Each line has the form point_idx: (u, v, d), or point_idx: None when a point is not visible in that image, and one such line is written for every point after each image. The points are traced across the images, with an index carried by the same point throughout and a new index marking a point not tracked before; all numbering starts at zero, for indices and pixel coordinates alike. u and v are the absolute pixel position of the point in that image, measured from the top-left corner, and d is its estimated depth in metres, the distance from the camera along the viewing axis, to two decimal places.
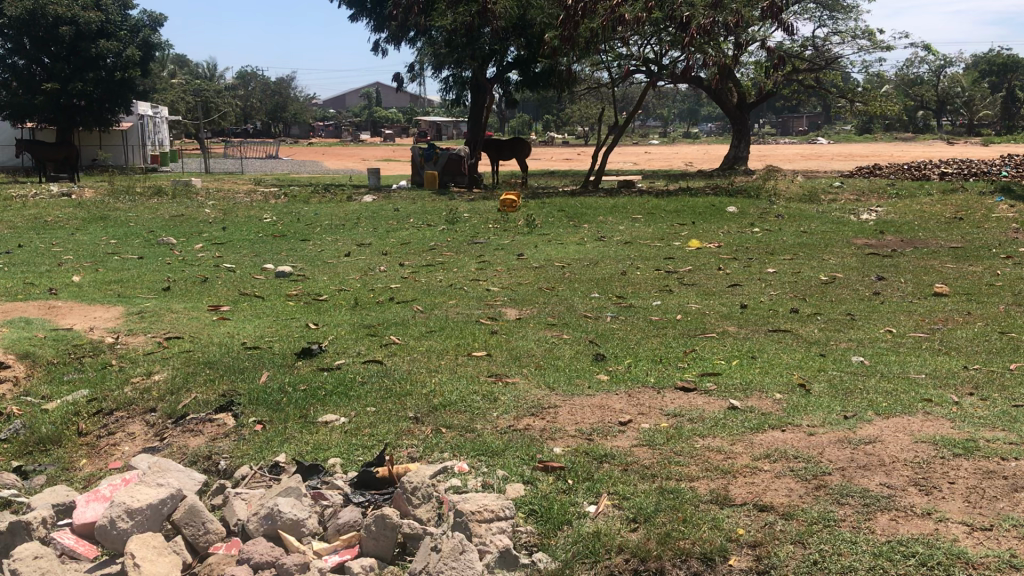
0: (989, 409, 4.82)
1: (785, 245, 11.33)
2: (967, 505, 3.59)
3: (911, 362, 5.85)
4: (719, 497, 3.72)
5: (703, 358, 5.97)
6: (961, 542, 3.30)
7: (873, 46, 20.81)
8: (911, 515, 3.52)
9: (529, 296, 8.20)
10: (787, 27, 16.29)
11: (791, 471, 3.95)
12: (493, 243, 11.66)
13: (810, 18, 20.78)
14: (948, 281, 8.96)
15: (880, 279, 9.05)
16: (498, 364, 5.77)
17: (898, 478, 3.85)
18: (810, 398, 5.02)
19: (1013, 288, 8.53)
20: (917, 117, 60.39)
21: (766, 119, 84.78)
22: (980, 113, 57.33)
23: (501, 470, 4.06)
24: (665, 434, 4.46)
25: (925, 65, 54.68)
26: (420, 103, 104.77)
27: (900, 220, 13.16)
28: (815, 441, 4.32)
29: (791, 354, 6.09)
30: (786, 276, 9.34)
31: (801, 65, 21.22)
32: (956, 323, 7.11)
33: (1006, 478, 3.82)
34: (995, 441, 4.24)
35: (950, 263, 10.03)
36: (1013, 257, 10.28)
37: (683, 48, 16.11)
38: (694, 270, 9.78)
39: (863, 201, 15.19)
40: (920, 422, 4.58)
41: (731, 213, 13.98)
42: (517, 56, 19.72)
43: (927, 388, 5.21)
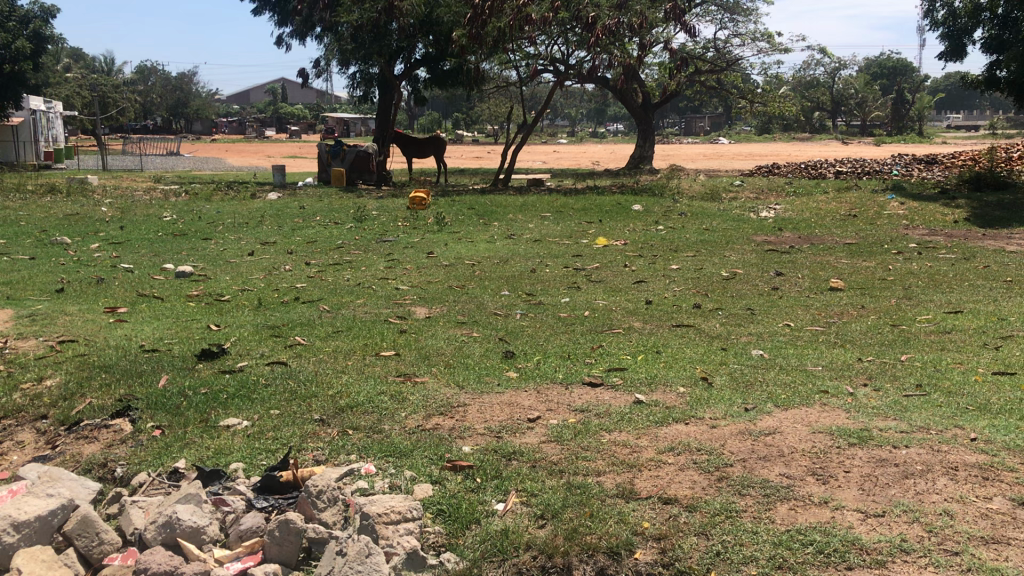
0: (882, 399, 5.01)
1: (688, 243, 11.54)
2: (862, 493, 3.71)
3: (808, 355, 6.03)
4: (624, 491, 3.77)
5: (609, 354, 6.04)
6: (856, 529, 3.41)
7: (771, 49, 21.40)
8: (809, 504, 3.63)
9: (437, 294, 8.16)
10: (690, 30, 16.67)
11: (694, 463, 4.03)
12: (402, 241, 11.60)
13: (711, 20, 21.28)
14: (842, 276, 9.29)
15: (779, 276, 9.30)
16: (407, 363, 5.73)
17: (797, 468, 3.96)
18: (712, 391, 5.14)
19: (903, 282, 8.89)
20: (815, 119, 62.79)
21: (669, 119, 86.60)
22: (872, 113, 59.74)
23: (408, 471, 4.01)
24: (572, 430, 4.50)
25: (819, 67, 56.88)
26: (326, 100, 103.47)
27: (797, 218, 13.58)
28: (717, 433, 4.41)
29: (694, 349, 6.21)
30: (688, 272, 9.55)
31: (703, 67, 21.70)
32: (851, 317, 7.36)
33: (898, 466, 3.97)
34: (888, 430, 4.40)
35: (843, 259, 10.39)
36: (903, 253, 10.71)
37: (589, 48, 16.35)
38: (601, 267, 9.89)
39: (762, 199, 15.62)
40: (816, 414, 4.72)
41: (637, 211, 14.18)
42: (424, 52, 19.57)
43: (825, 380, 5.38)
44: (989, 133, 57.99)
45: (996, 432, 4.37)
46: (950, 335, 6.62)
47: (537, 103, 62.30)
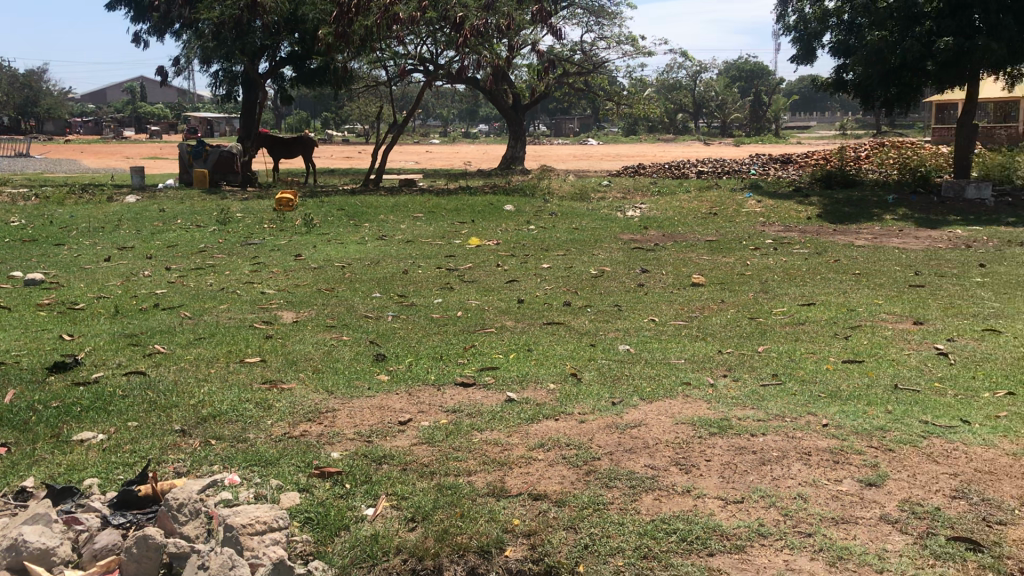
0: (740, 389, 5.21)
1: (558, 242, 11.71)
2: (722, 481, 3.85)
3: (672, 349, 6.21)
4: (494, 489, 3.79)
5: (482, 354, 6.07)
6: (717, 516, 3.54)
7: (636, 52, 21.96)
8: (673, 493, 3.74)
9: (306, 297, 8.01)
10: (556, 32, 16.93)
11: (563, 459, 4.09)
12: (269, 244, 11.33)
13: (578, 23, 21.66)
14: (704, 272, 9.62)
15: (645, 273, 9.54)
16: (274, 369, 5.60)
17: (661, 459, 4.08)
18: (581, 386, 5.23)
19: (760, 277, 9.28)
20: (679, 120, 64.80)
21: (539, 120, 87.70)
22: (731, 115, 62.11)
23: (274, 480, 3.92)
24: (443, 431, 4.50)
25: (682, 69, 58.71)
26: (188, 99, 100.06)
27: (662, 216, 13.96)
28: (586, 428, 4.49)
29: (563, 346, 6.31)
30: (558, 271, 9.69)
31: (570, 69, 22.07)
32: (712, 311, 7.63)
33: (756, 453, 4.13)
34: (746, 419, 4.59)
35: (705, 255, 10.76)
36: (760, 249, 11.18)
37: (458, 48, 16.38)
38: (473, 267, 9.92)
39: (629, 199, 16.01)
40: (680, 405, 4.87)
41: (508, 211, 14.30)
42: (290, 51, 19.18)
43: (687, 372, 5.56)
44: (838, 134, 61.19)
45: (845, 418, 4.62)
46: (803, 325, 6.95)
47: (407, 103, 61.97)
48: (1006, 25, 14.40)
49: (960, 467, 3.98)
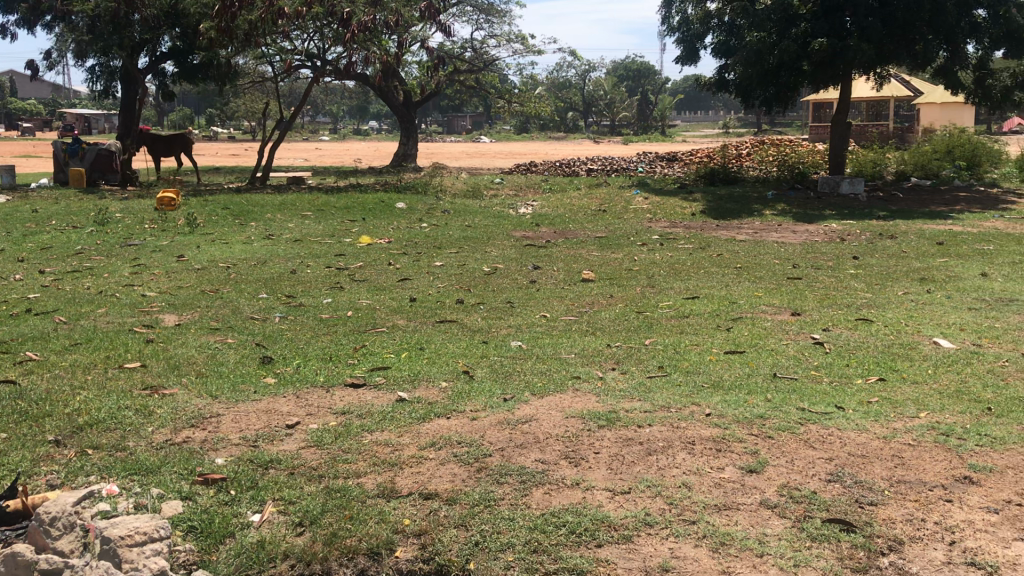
0: (628, 381, 5.32)
1: (450, 240, 11.70)
2: (610, 472, 3.92)
3: (562, 344, 6.28)
4: (385, 490, 3.76)
5: (372, 354, 6.00)
6: (605, 507, 3.60)
7: (525, 50, 22.10)
8: (562, 487, 3.78)
9: (190, 300, 7.78)
10: (446, 29, 16.90)
11: (454, 457, 4.09)
12: (150, 245, 10.95)
13: (468, 20, 21.66)
14: (594, 268, 9.76)
15: (536, 269, 9.63)
16: (155, 375, 5.42)
17: (551, 453, 4.12)
18: (472, 384, 5.24)
19: (647, 272, 9.47)
20: (569, 119, 65.61)
21: (430, 117, 87.36)
22: (621, 114, 63.20)
23: (155, 489, 3.79)
24: (333, 433, 4.43)
25: (572, 68, 59.49)
26: (62, 94, 95.76)
27: (553, 213, 14.11)
28: (477, 425, 4.50)
29: (455, 343, 6.30)
30: (450, 268, 9.67)
31: (461, 67, 22.07)
32: (602, 306, 7.75)
33: (643, 444, 4.22)
34: (633, 411, 4.68)
35: (595, 251, 10.92)
36: (648, 245, 11.41)
37: (346, 44, 16.17)
38: (363, 266, 9.81)
39: (520, 196, 16.12)
40: (570, 399, 4.93)
41: (399, 209, 14.20)
42: (171, 45, 18.56)
43: (577, 366, 5.64)
44: (722, 133, 63.06)
45: (727, 407, 4.76)
46: (688, 318, 7.14)
47: (295, 100, 60.81)
48: (874, 27, 15.08)
49: (834, 452, 4.15)
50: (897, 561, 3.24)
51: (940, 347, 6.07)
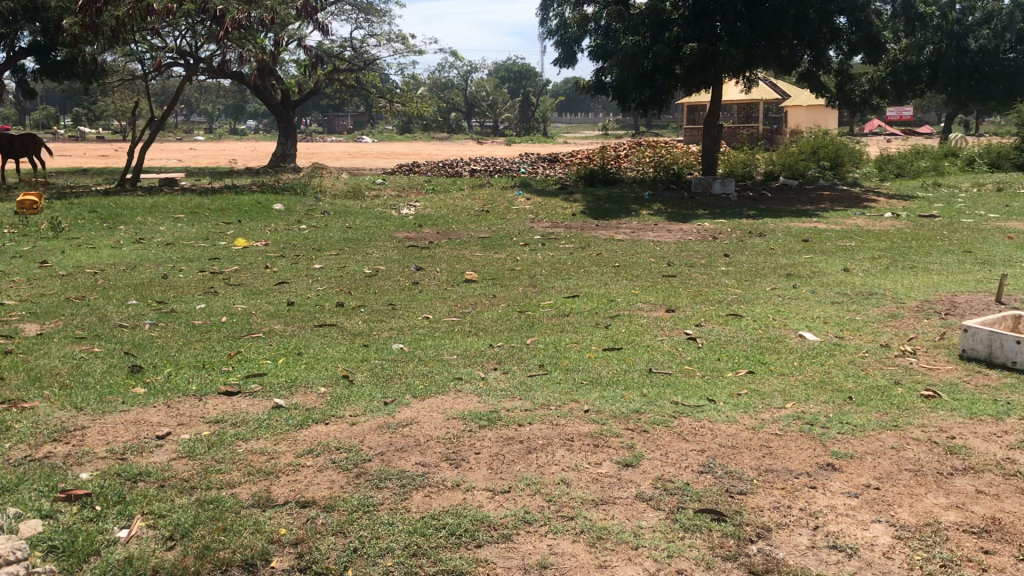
0: (509, 381, 5.35)
1: (330, 242, 11.53)
2: (490, 472, 3.94)
3: (444, 345, 6.27)
4: (260, 500, 3.68)
5: (248, 360, 5.86)
6: (485, 507, 3.61)
7: (406, 50, 21.98)
8: (442, 489, 3.78)
9: (53, 308, 7.42)
10: (323, 28, 16.64)
11: (332, 463, 4.03)
12: (10, 250, 10.39)
13: (347, 19, 21.38)
14: (476, 268, 9.78)
15: (418, 270, 9.59)
16: (15, 388, 5.14)
17: (431, 456, 4.11)
18: (352, 388, 5.17)
19: (529, 272, 9.56)
20: (452, 119, 65.64)
21: (310, 117, 85.88)
22: (503, 115, 63.60)
23: (12, 509, 3.59)
24: (205, 443, 4.30)
25: (453, 69, 59.51)
26: None
27: (435, 214, 14.08)
28: (356, 430, 4.45)
29: (335, 347, 6.21)
30: (330, 271, 9.53)
31: (340, 66, 21.81)
32: (484, 306, 7.77)
33: (522, 442, 4.26)
34: (514, 410, 4.71)
35: (478, 252, 10.95)
36: (530, 244, 11.52)
37: (220, 42, 15.72)
38: (240, 269, 9.56)
39: (402, 197, 16.02)
40: (450, 401, 4.93)
41: (277, 211, 13.90)
42: (31, 41, 17.65)
43: (458, 367, 5.64)
44: (601, 134, 64.25)
45: (605, 403, 4.85)
46: (568, 317, 7.24)
47: (167, 98, 58.75)
48: (743, 32, 15.63)
49: (706, 443, 4.29)
50: (764, 547, 3.36)
51: (805, 340, 6.34)
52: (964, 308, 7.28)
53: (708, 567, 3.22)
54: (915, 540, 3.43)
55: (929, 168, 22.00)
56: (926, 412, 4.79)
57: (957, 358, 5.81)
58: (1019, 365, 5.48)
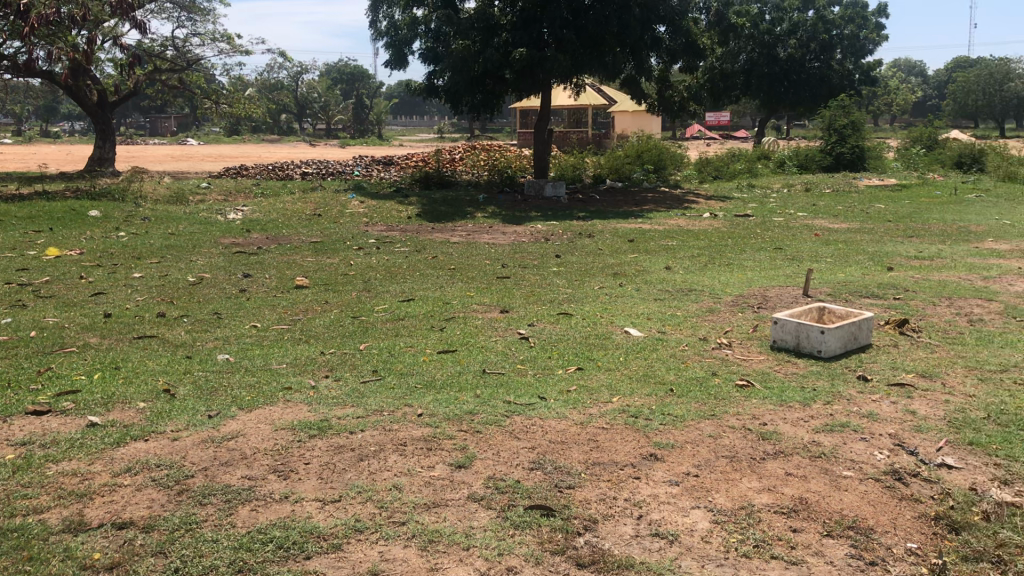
0: (341, 388, 5.26)
1: (151, 249, 11.01)
2: (320, 482, 3.87)
3: (273, 354, 6.10)
4: (72, 525, 3.47)
5: (60, 376, 5.51)
6: (314, 518, 3.55)
7: (232, 50, 21.28)
8: (269, 502, 3.68)
9: None
10: (141, 26, 15.89)
11: (152, 481, 3.86)
12: None
13: (167, 17, 20.49)
14: (308, 274, 9.59)
15: (247, 278, 9.30)
16: None
17: (258, 468, 4.00)
18: (175, 403, 4.96)
19: (362, 276, 9.45)
20: (282, 121, 64.06)
21: (129, 118, 81.76)
22: (335, 117, 62.61)
23: None
24: (11, 467, 4.02)
25: (282, 70, 58.12)
26: None
27: (265, 219, 13.71)
28: (178, 445, 4.27)
29: (156, 361, 5.94)
30: (152, 280, 9.10)
31: (162, 66, 20.90)
32: (315, 312, 7.62)
33: (354, 450, 4.21)
34: (344, 418, 4.65)
35: (309, 257, 10.73)
36: (363, 248, 11.40)
37: (25, 38, 14.73)
38: (51, 280, 8.98)
39: (229, 202, 15.50)
40: (280, 411, 4.81)
41: (94, 218, 13.16)
42: None
43: (288, 377, 5.50)
44: (435, 137, 64.39)
45: (438, 406, 4.86)
46: (402, 321, 7.20)
47: None
48: (569, 39, 16.07)
49: (536, 441, 4.37)
50: (591, 539, 3.46)
51: (631, 336, 6.56)
52: (775, 302, 7.74)
53: (537, 562, 3.28)
54: (731, 523, 3.62)
55: (745, 170, 23.26)
56: (740, 400, 5.06)
57: (769, 349, 6.16)
58: (823, 353, 5.88)
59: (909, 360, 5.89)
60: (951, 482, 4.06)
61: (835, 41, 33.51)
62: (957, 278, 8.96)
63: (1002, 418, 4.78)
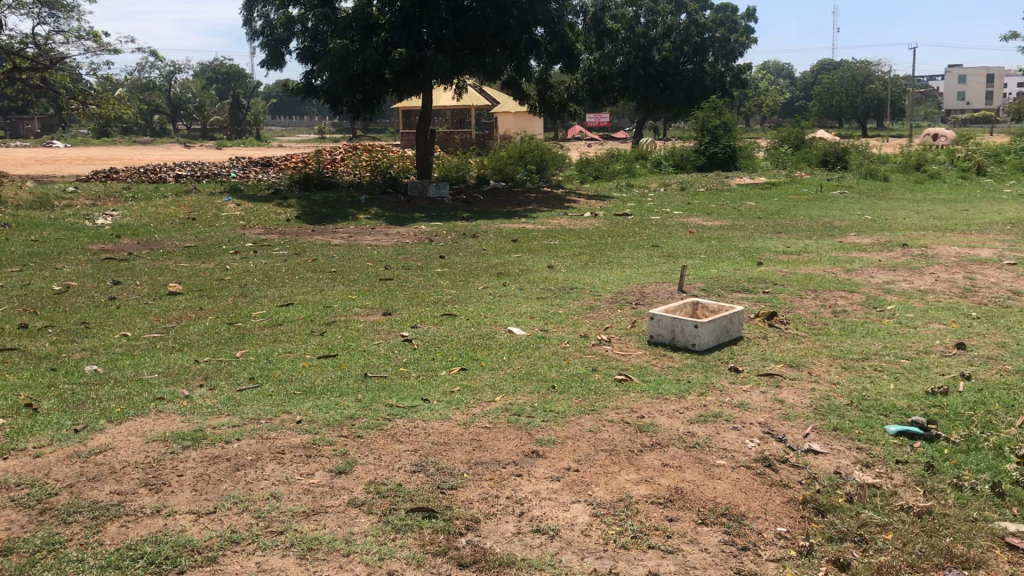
0: (217, 397, 5.12)
1: (11, 257, 10.45)
2: (194, 494, 3.75)
3: (144, 364, 5.89)
4: None
5: None
6: (188, 531, 3.44)
7: (98, 48, 20.40)
8: (140, 517, 3.55)
9: None
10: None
11: (12, 501, 3.67)
12: None
13: (27, 13, 19.50)
14: (181, 280, 9.28)
15: (116, 285, 8.93)
16: None
17: (128, 483, 3.85)
18: (38, 418, 4.72)
19: (239, 281, 9.22)
20: (154, 122, 61.78)
21: None
22: (211, 118, 60.77)
23: None
24: None
25: (154, 70, 56.09)
26: None
27: (136, 223, 13.20)
28: (41, 463, 4.07)
29: (17, 374, 5.64)
30: (11, 289, 8.64)
31: (22, 64, 19.87)
32: (189, 319, 7.39)
33: (230, 460, 4.10)
34: (220, 427, 4.52)
35: (183, 262, 10.39)
36: (241, 253, 11.12)
37: None
38: None
39: (97, 206, 14.86)
40: (152, 422, 4.64)
41: None
42: None
43: (160, 387, 5.31)
44: (316, 138, 63.36)
45: (318, 411, 4.78)
46: (280, 326, 7.06)
47: None
48: (449, 39, 16.10)
49: (418, 443, 4.35)
50: (473, 539, 3.47)
51: (514, 335, 6.61)
52: (652, 298, 7.93)
53: (419, 564, 3.27)
54: (610, 516, 3.69)
55: (624, 169, 23.73)
56: (619, 395, 5.16)
57: (646, 344, 6.31)
58: (697, 346, 6.06)
59: (778, 351, 6.13)
60: (817, 467, 4.25)
61: (707, 44, 34.54)
62: (822, 271, 9.37)
63: (863, 403, 5.03)
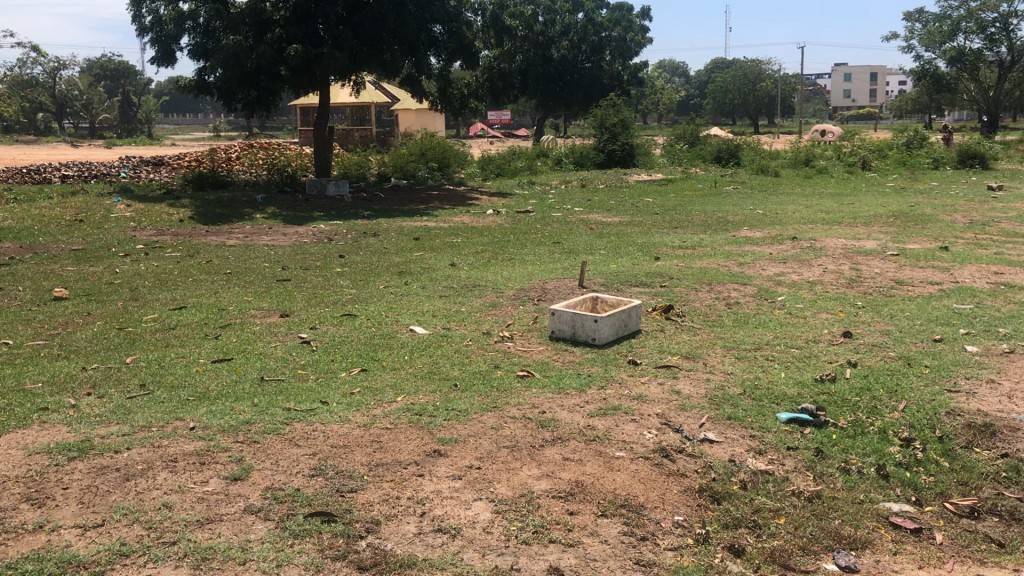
0: (105, 406, 4.93)
1: None
2: (80, 507, 3.60)
3: (27, 373, 5.62)
4: None
5: None
6: (74, 546, 3.31)
7: None
8: (22, 534, 3.39)
9: None
10: None
11: None
12: None
13: None
14: (68, 284, 8.92)
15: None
16: None
17: (9, 498, 3.68)
18: None
19: (130, 284, 8.91)
20: (38, 120, 59.16)
21: None
22: (100, 115, 58.51)
23: None
24: None
25: (37, 66, 53.70)
26: None
27: (18, 226, 12.63)
28: None
29: None
30: None
31: None
32: (76, 326, 7.10)
33: (119, 470, 3.95)
34: (108, 437, 4.36)
35: (70, 266, 9.99)
36: (132, 255, 10.75)
37: None
38: None
39: None
40: (35, 434, 4.44)
41: None
42: None
43: (44, 397, 5.09)
44: (212, 136, 61.72)
45: (212, 417, 4.66)
46: (173, 330, 6.84)
47: None
48: (345, 36, 15.85)
49: (317, 446, 4.28)
50: (373, 541, 3.43)
51: (415, 334, 6.57)
52: (554, 294, 7.98)
53: (317, 569, 3.21)
54: (512, 512, 3.70)
55: (525, 167, 23.86)
56: (521, 391, 5.18)
57: (548, 339, 6.36)
58: (597, 341, 6.13)
59: (675, 343, 6.26)
60: (713, 456, 4.35)
61: (604, 42, 35.00)
62: (717, 265, 9.60)
63: (756, 392, 5.18)
